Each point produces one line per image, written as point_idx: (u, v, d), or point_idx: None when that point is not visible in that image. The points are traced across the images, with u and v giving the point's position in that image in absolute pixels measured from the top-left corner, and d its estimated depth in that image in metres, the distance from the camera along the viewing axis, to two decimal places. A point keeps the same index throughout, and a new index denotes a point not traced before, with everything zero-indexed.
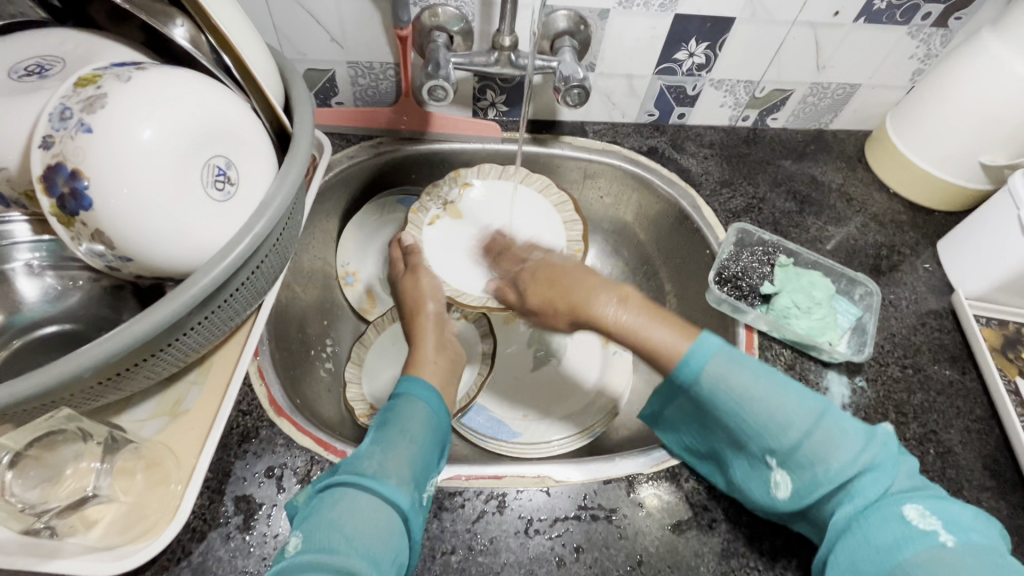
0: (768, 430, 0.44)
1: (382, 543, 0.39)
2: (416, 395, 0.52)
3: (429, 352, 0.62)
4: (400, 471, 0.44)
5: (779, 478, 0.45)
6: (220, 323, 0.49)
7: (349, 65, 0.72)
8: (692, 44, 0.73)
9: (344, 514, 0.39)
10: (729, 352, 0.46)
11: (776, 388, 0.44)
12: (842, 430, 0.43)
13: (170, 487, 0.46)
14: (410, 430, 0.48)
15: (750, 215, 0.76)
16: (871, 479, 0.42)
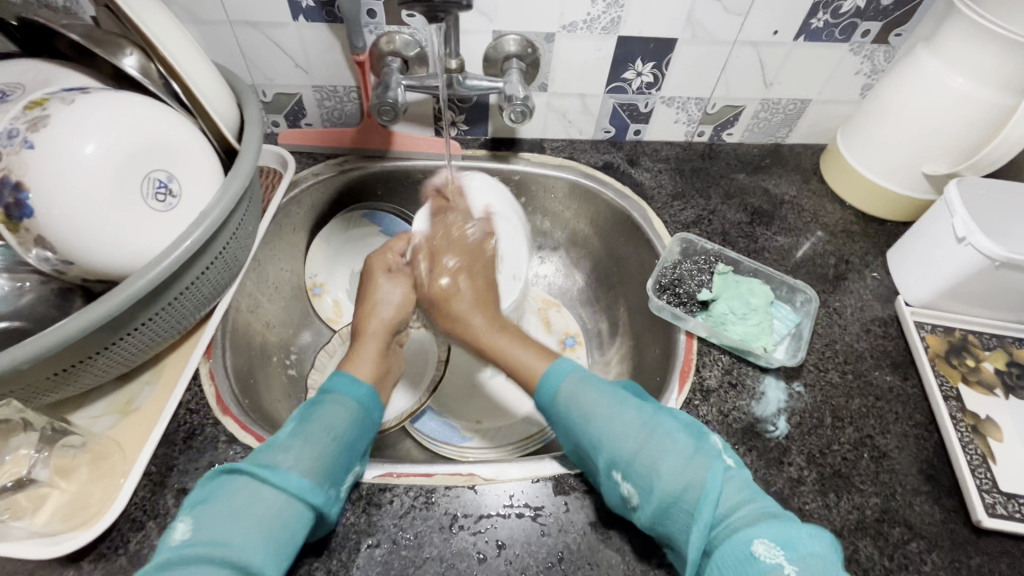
0: (609, 439, 0.47)
1: (281, 527, 0.42)
2: (348, 391, 0.52)
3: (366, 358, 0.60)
4: (309, 463, 0.45)
5: (629, 490, 0.46)
6: (167, 322, 0.53)
7: (314, 89, 0.77)
8: (639, 64, 0.77)
9: (244, 506, 0.41)
10: (578, 372, 0.53)
11: (606, 405, 0.49)
12: (666, 444, 0.45)
13: (113, 479, 0.50)
14: (332, 425, 0.48)
15: (700, 226, 0.78)
16: (709, 495, 0.43)
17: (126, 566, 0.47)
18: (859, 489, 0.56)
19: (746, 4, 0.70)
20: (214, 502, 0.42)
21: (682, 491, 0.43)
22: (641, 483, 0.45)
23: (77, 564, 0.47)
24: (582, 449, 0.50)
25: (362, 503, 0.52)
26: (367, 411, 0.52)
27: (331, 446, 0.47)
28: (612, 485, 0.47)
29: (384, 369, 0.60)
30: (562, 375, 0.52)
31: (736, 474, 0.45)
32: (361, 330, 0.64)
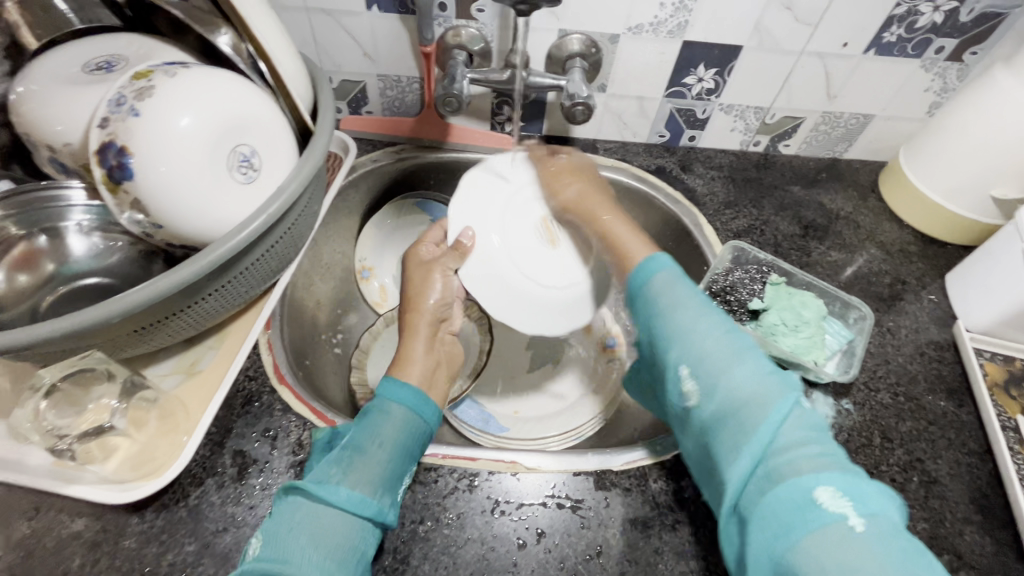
0: (685, 340, 0.46)
1: (343, 542, 0.43)
2: (394, 398, 0.52)
3: (417, 352, 0.61)
4: (363, 478, 0.46)
5: (689, 391, 0.45)
6: (235, 291, 0.55)
7: (379, 78, 0.79)
8: (701, 69, 0.77)
9: (302, 522, 0.43)
10: (669, 272, 0.51)
11: (695, 305, 0.48)
12: (746, 359, 0.44)
13: (177, 436, 0.52)
14: (383, 437, 0.48)
15: (751, 236, 0.78)
16: (777, 416, 0.41)
17: (185, 518, 0.50)
18: (906, 512, 0.55)
19: (818, 14, 0.69)
20: (278, 520, 0.43)
21: (748, 411, 0.42)
22: (708, 387, 0.44)
23: (141, 512, 0.49)
24: (654, 344, 0.49)
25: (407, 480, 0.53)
26: (419, 417, 0.52)
27: (386, 457, 0.47)
28: (674, 388, 0.47)
29: (434, 361, 0.61)
30: (655, 272, 0.51)
31: (805, 412, 0.42)
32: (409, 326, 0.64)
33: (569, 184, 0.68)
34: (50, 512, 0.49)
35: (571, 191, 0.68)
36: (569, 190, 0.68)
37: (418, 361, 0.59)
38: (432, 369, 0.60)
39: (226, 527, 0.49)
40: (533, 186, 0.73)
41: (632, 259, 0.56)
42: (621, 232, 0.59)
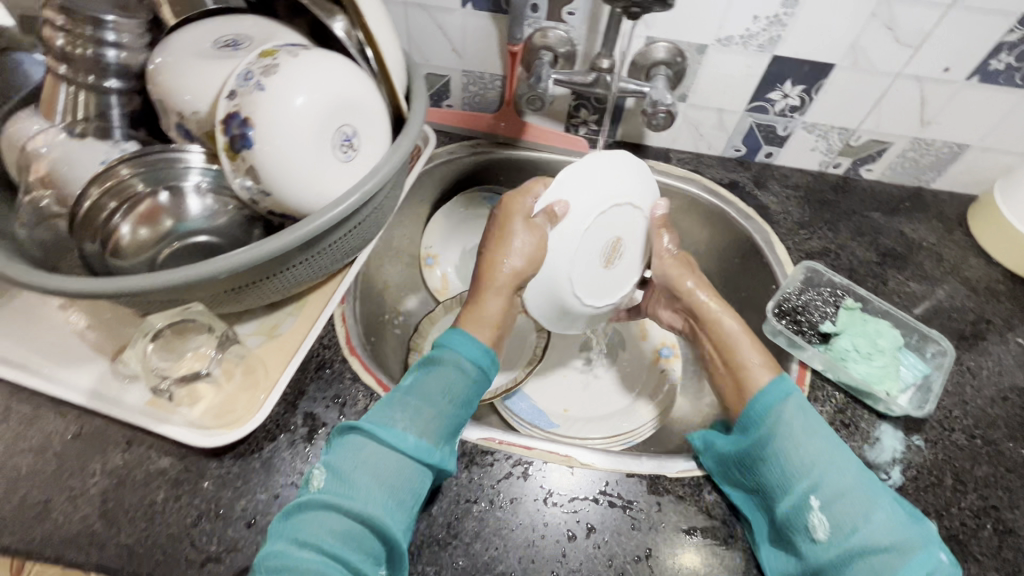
0: (817, 471, 0.48)
1: (406, 483, 0.45)
2: (461, 354, 0.52)
3: (493, 311, 0.56)
4: (426, 428, 0.48)
5: (818, 526, 0.47)
6: (320, 263, 0.59)
7: (463, 73, 0.82)
8: (787, 86, 0.75)
9: (368, 463, 0.45)
10: (796, 399, 0.53)
11: (825, 438, 0.50)
12: (883, 504, 0.47)
13: (256, 392, 0.56)
14: (449, 392, 0.50)
15: (825, 259, 0.75)
16: (918, 568, 0.43)
17: (258, 468, 0.53)
18: (976, 560, 0.52)
19: (920, 37, 0.67)
20: (343, 456, 0.46)
21: (884, 554, 0.44)
22: (839, 523, 0.46)
23: (219, 458, 0.53)
24: (778, 478, 0.50)
25: (465, 460, 0.55)
26: (483, 373, 0.52)
27: (450, 411, 0.49)
28: (797, 517, 0.48)
29: (511, 306, 0.58)
30: (784, 395, 0.53)
31: (943, 568, 0.44)
32: (488, 281, 0.57)
33: (682, 273, 0.66)
34: (141, 447, 0.53)
35: (699, 284, 0.65)
36: (697, 286, 0.65)
37: (495, 305, 0.56)
38: (506, 317, 0.58)
39: (295, 482, 0.52)
40: (625, 203, 0.62)
41: (762, 385, 0.56)
42: (738, 333, 0.61)
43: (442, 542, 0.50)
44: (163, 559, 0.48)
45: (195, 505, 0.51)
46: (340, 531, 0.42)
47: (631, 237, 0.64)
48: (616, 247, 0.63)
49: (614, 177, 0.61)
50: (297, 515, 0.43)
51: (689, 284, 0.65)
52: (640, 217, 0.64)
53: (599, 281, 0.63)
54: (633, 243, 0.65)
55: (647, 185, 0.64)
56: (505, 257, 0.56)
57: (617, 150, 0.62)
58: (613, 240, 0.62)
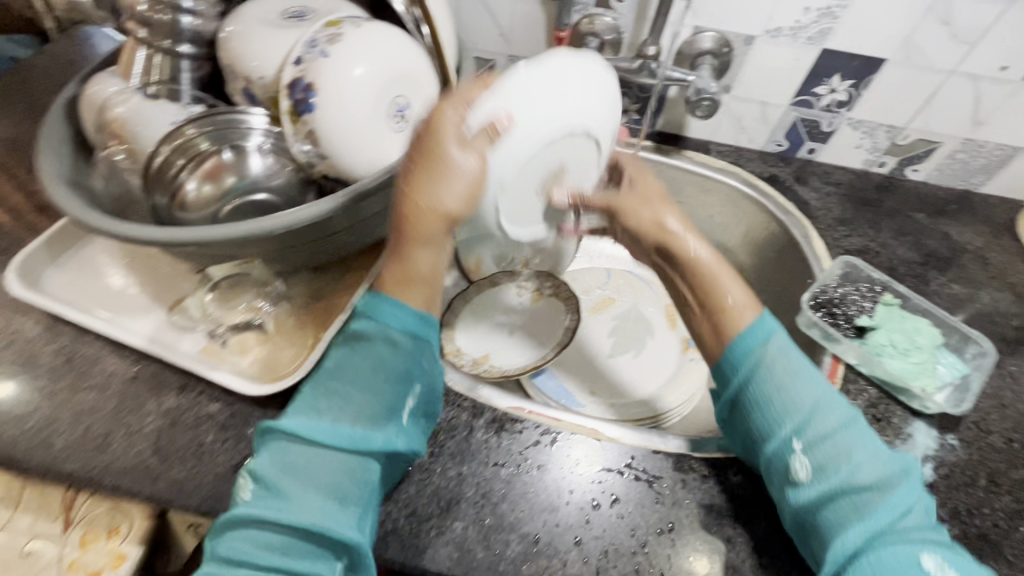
0: (802, 412, 0.48)
1: (338, 479, 0.44)
2: (394, 321, 0.49)
3: (425, 263, 0.49)
4: (357, 414, 0.46)
5: (800, 468, 0.47)
6: (366, 230, 0.61)
7: (509, 58, 0.84)
8: (835, 80, 0.75)
9: (295, 464, 0.44)
10: (779, 338, 0.51)
11: (810, 377, 0.50)
12: (868, 443, 0.47)
13: (300, 349, 0.59)
14: (381, 367, 0.48)
15: (864, 256, 0.75)
16: (896, 501, 0.44)
17: None
18: (1009, 561, 0.51)
19: (978, 33, 0.66)
20: (258, 467, 0.44)
21: (865, 489, 0.45)
22: (824, 463, 0.46)
23: (264, 407, 0.56)
24: (759, 417, 0.49)
25: (495, 426, 0.57)
26: (417, 339, 0.50)
27: (383, 388, 0.47)
28: (777, 457, 0.48)
29: (442, 249, 0.49)
30: (766, 337, 0.51)
31: (922, 499, 0.46)
32: (421, 230, 0.47)
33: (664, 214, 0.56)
34: (193, 392, 0.57)
35: (670, 213, 0.57)
36: (676, 224, 0.56)
37: (428, 260, 0.49)
38: (439, 270, 0.50)
39: None
40: (583, 134, 0.52)
41: (739, 330, 0.52)
42: (716, 267, 0.55)
43: (470, 500, 0.52)
44: (209, 496, 0.51)
45: (240, 449, 0.54)
46: (267, 543, 0.42)
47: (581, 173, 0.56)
48: (557, 177, 0.53)
49: (533, 83, 0.48)
50: (225, 533, 0.43)
51: (671, 224, 0.56)
52: (584, 135, 0.52)
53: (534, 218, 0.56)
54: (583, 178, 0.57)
55: (595, 96, 0.52)
56: (444, 199, 0.45)
57: (581, 52, 0.52)
58: (548, 170, 0.52)
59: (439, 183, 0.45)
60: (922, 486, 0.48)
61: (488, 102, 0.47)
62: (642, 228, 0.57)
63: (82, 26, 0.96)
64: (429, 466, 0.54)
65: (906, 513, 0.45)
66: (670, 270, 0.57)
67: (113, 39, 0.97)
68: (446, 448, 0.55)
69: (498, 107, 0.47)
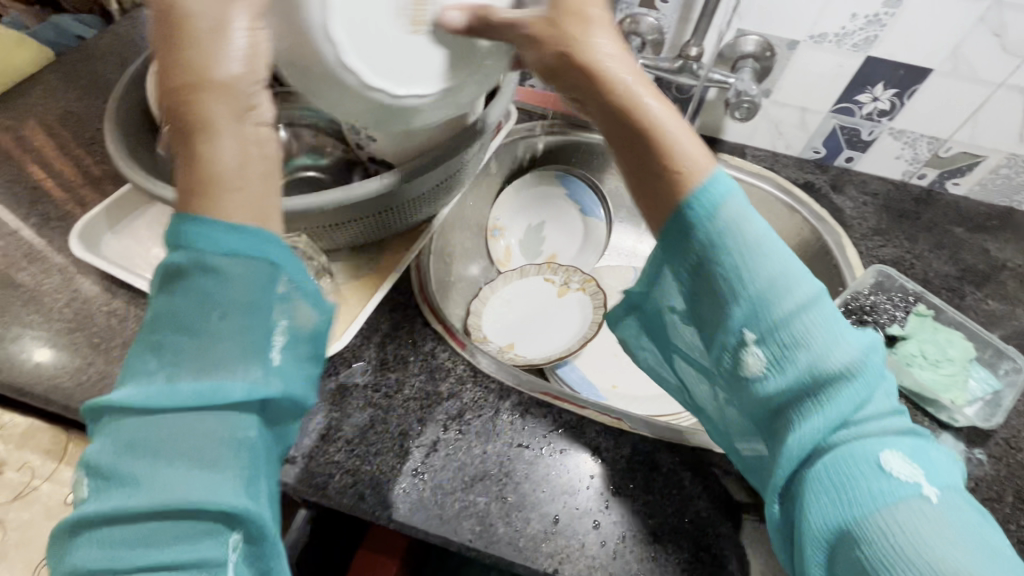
0: (766, 295, 0.42)
1: (205, 447, 0.34)
2: (216, 240, 0.34)
3: (227, 154, 0.36)
4: (207, 361, 0.35)
5: (753, 359, 0.43)
6: (406, 213, 0.63)
7: None
8: (878, 89, 0.74)
9: (144, 441, 0.34)
10: (738, 198, 0.44)
11: (774, 247, 0.43)
12: (839, 322, 0.42)
13: (338, 323, 0.62)
14: (225, 298, 0.35)
15: (898, 267, 0.74)
16: (860, 386, 0.41)
17: (335, 389, 0.58)
18: None
19: None
20: (103, 446, 0.35)
21: (829, 382, 0.40)
22: (780, 354, 0.41)
23: None
24: (714, 298, 0.44)
25: (521, 409, 0.58)
26: (263, 261, 0.36)
27: (232, 328, 0.35)
28: (731, 346, 0.44)
29: (247, 131, 0.36)
30: (722, 195, 0.43)
31: (885, 378, 0.43)
32: (198, 115, 0.35)
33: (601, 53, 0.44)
34: None
35: (609, 54, 0.44)
36: (609, 48, 0.44)
37: (221, 151, 0.35)
38: (247, 159, 0.36)
39: (365, 406, 0.57)
40: None
41: (692, 190, 0.43)
42: (667, 118, 0.44)
43: (495, 477, 0.54)
44: None
45: None
46: (133, 535, 0.33)
47: None
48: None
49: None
50: (84, 533, 0.34)
51: (608, 62, 0.44)
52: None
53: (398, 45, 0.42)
54: None
55: None
56: (204, 65, 0.35)
57: None
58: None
59: (212, 54, 0.35)
60: (889, 365, 0.43)
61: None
62: (591, 89, 0.45)
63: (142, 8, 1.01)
64: (456, 441, 0.56)
65: (869, 403, 0.41)
66: (620, 142, 0.46)
67: None
68: (472, 425, 0.57)
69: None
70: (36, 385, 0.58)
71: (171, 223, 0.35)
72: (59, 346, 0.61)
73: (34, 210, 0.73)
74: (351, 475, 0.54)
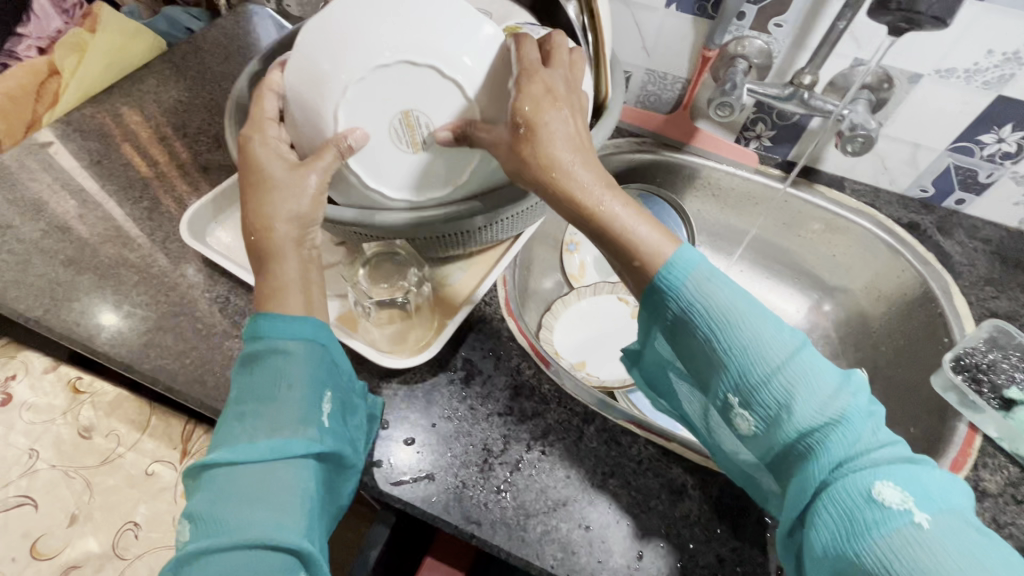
0: (745, 355, 0.44)
1: (282, 491, 0.41)
2: (289, 334, 0.46)
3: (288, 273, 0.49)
4: (275, 424, 0.44)
5: (742, 420, 0.45)
6: (501, 227, 0.63)
7: (647, 71, 0.83)
8: (1006, 130, 0.69)
9: (232, 490, 0.41)
10: (706, 266, 0.47)
11: (743, 304, 0.45)
12: (815, 366, 0.43)
13: (426, 331, 0.62)
14: (291, 378, 0.45)
15: (1012, 322, 0.69)
16: (845, 428, 0.42)
17: (421, 397, 0.59)
18: None
19: None
20: (196, 499, 0.42)
21: (812, 431, 0.42)
22: (762, 410, 0.43)
23: (389, 380, 0.60)
24: (701, 359, 0.47)
25: (607, 435, 0.57)
26: (316, 343, 0.47)
27: (298, 396, 0.45)
28: (721, 406, 0.46)
29: (304, 254, 0.50)
30: (691, 264, 0.46)
31: (870, 410, 0.44)
32: (268, 246, 0.48)
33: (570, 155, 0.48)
34: None
35: (575, 173, 0.48)
36: (574, 147, 0.48)
37: (283, 272, 0.48)
38: (308, 272, 0.50)
39: (450, 417, 0.58)
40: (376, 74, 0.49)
41: (660, 268, 0.47)
42: (634, 221, 0.48)
43: (578, 503, 0.53)
44: None
45: None
46: None
47: (416, 99, 0.51)
48: (410, 118, 0.51)
49: (350, 38, 0.49)
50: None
51: (579, 174, 0.48)
52: (429, 70, 0.50)
53: (392, 165, 0.54)
54: (434, 109, 0.51)
55: (471, 55, 0.50)
56: (271, 214, 0.48)
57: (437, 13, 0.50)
58: (398, 114, 0.51)
59: (278, 199, 0.49)
60: (874, 401, 0.44)
61: (306, 67, 0.51)
62: (560, 201, 0.48)
63: (247, 4, 1.05)
64: (539, 462, 0.55)
65: (859, 442, 0.42)
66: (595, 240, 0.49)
67: (272, 18, 1.05)
68: (554, 448, 0.56)
69: (322, 76, 0.50)
70: (143, 365, 0.61)
71: (251, 325, 0.47)
72: (165, 329, 0.64)
73: (145, 194, 0.77)
74: (434, 485, 0.54)
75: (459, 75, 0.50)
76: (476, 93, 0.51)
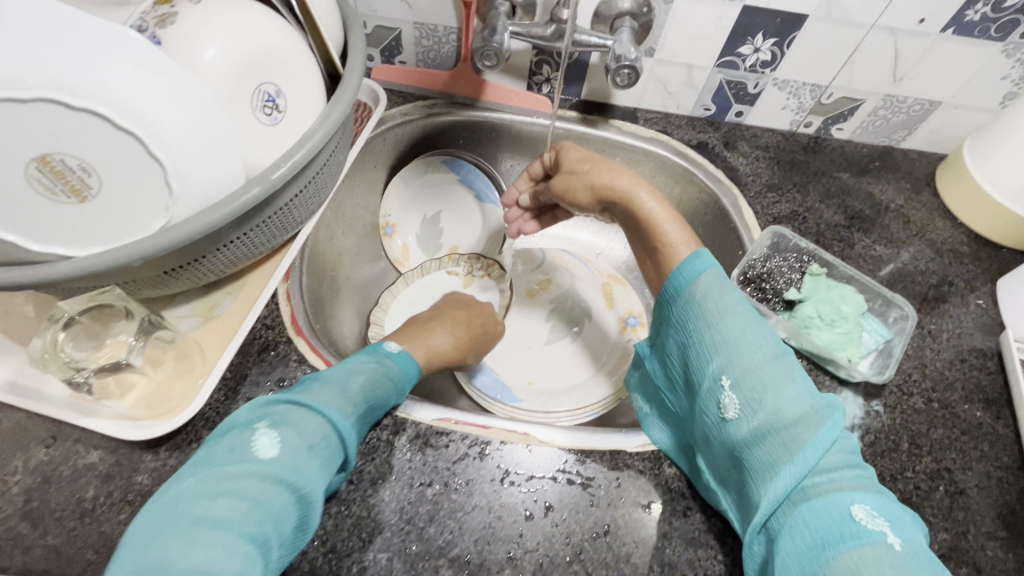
0: (738, 351, 0.47)
1: (322, 448, 0.44)
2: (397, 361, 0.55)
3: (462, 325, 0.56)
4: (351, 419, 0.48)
5: (729, 405, 0.46)
6: (257, 243, 0.54)
7: (415, 25, 0.74)
8: (758, 39, 0.71)
9: (287, 420, 0.44)
10: (717, 272, 0.51)
11: (745, 312, 0.49)
12: (796, 378, 0.46)
13: (193, 378, 0.52)
14: (379, 386, 0.51)
15: (793, 222, 0.73)
16: (824, 437, 0.42)
17: None
18: (928, 521, 0.53)
19: None
20: (231, 434, 0.42)
21: (797, 427, 0.43)
22: (750, 401, 0.45)
23: (155, 450, 0.50)
24: (696, 360, 0.49)
25: (418, 442, 0.52)
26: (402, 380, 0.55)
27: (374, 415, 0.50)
28: (709, 402, 0.48)
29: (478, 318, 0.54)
30: (697, 269, 0.51)
31: (847, 441, 0.45)
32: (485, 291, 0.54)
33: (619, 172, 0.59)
34: (67, 442, 0.50)
35: (616, 177, 0.58)
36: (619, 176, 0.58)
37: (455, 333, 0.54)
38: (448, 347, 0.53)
39: None
40: None
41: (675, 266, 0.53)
42: (663, 213, 0.55)
43: (395, 527, 0.48)
44: (97, 559, 0.45)
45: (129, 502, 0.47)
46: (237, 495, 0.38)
47: (54, 136, 0.36)
48: (52, 163, 0.37)
49: None
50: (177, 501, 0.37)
51: (645, 204, 0.56)
52: (48, 104, 0.35)
53: (61, 220, 0.39)
54: (90, 145, 0.38)
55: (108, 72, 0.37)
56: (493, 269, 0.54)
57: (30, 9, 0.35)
58: (30, 160, 0.37)
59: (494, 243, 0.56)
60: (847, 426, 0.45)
61: None
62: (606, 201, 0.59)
63: None
64: (348, 494, 0.49)
65: (829, 458, 0.42)
66: (629, 228, 0.59)
67: None
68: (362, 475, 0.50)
69: None
70: None
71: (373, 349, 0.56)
72: None
73: None
74: None
75: (99, 105, 0.36)
76: (144, 117, 0.38)
